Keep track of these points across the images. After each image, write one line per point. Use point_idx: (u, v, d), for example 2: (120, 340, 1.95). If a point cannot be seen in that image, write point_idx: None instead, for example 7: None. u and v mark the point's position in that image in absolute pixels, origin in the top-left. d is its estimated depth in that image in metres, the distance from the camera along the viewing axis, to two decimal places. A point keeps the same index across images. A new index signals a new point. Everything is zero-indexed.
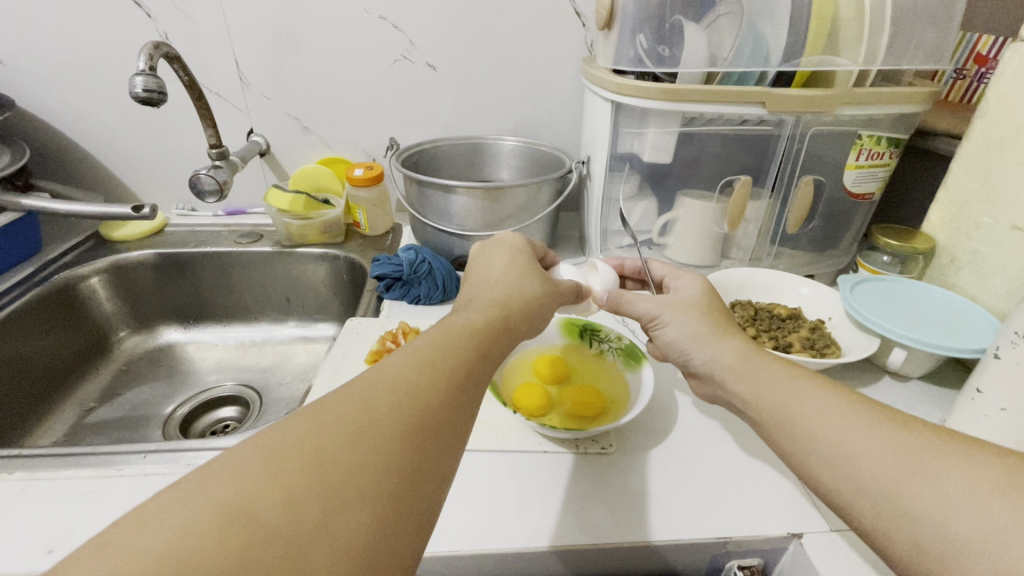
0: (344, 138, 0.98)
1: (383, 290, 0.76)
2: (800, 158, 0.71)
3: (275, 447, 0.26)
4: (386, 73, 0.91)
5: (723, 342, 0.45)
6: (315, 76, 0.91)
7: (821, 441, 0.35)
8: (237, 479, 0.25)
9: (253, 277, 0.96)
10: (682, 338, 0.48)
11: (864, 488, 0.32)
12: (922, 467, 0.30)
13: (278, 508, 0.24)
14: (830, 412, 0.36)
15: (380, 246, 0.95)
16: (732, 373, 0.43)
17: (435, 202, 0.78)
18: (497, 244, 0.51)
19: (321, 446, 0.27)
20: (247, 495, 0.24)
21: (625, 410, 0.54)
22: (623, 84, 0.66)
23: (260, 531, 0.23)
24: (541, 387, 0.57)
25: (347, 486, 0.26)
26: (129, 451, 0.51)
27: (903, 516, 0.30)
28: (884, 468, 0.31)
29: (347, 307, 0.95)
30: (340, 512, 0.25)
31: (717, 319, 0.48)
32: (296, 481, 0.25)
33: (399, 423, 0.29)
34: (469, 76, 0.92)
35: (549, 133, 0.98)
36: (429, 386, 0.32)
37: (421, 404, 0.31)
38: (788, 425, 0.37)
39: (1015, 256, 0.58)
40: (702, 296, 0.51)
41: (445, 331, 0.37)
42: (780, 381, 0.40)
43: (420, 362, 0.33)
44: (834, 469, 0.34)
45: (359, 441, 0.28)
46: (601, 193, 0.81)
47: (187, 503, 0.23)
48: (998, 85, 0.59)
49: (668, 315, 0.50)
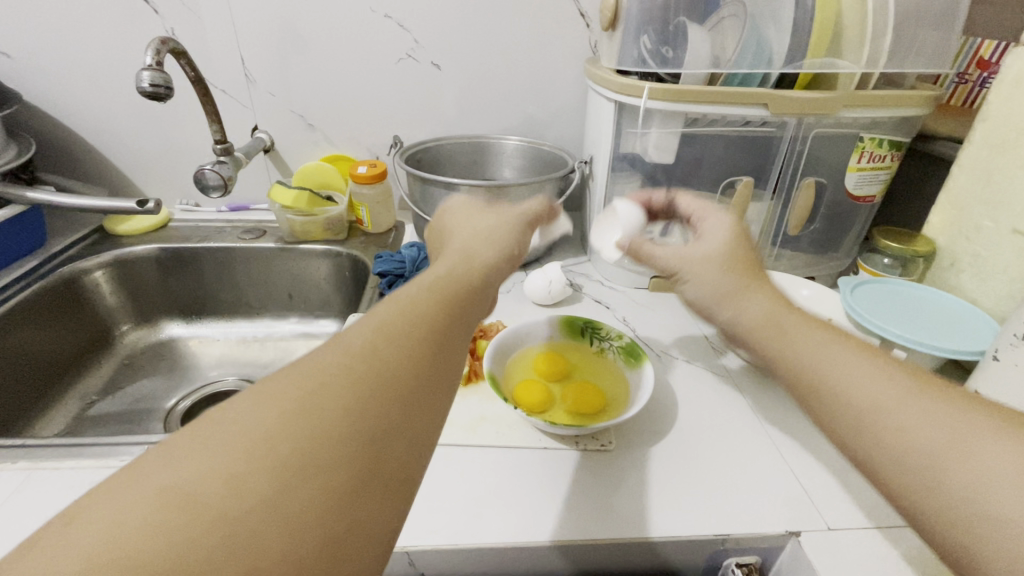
0: (348, 135, 0.98)
1: (385, 287, 0.77)
2: (802, 159, 0.71)
3: (218, 426, 0.24)
4: (391, 72, 0.92)
5: (747, 301, 0.44)
6: (320, 73, 0.92)
7: (852, 408, 0.34)
8: (174, 463, 0.22)
9: (255, 273, 0.96)
10: (706, 294, 0.47)
11: (896, 457, 0.31)
12: (960, 449, 0.29)
13: (220, 493, 0.22)
14: (864, 377, 0.34)
15: (383, 244, 0.95)
16: (760, 332, 0.42)
17: (438, 200, 0.78)
18: (450, 212, 0.50)
19: (270, 418, 0.24)
20: (186, 479, 0.22)
21: (625, 408, 0.54)
22: (626, 83, 0.66)
23: (205, 512, 0.21)
24: (542, 383, 0.57)
25: (301, 459, 0.23)
26: (131, 443, 0.52)
27: (941, 490, 0.28)
28: (919, 446, 0.30)
29: (348, 304, 0.96)
30: (296, 485, 0.23)
31: (746, 274, 0.46)
32: (244, 457, 0.23)
33: (359, 386, 0.27)
34: (474, 76, 0.92)
35: (552, 133, 0.98)
36: (393, 346, 0.29)
37: (383, 369, 0.28)
38: (818, 388, 0.36)
39: (1016, 260, 0.58)
40: (726, 245, 0.49)
41: (411, 292, 0.34)
42: (815, 342, 0.39)
43: (381, 327, 0.30)
44: (866, 435, 0.32)
45: (310, 412, 0.25)
46: (603, 193, 0.81)
47: (119, 494, 0.21)
48: (1000, 89, 0.59)
49: (687, 271, 0.49)
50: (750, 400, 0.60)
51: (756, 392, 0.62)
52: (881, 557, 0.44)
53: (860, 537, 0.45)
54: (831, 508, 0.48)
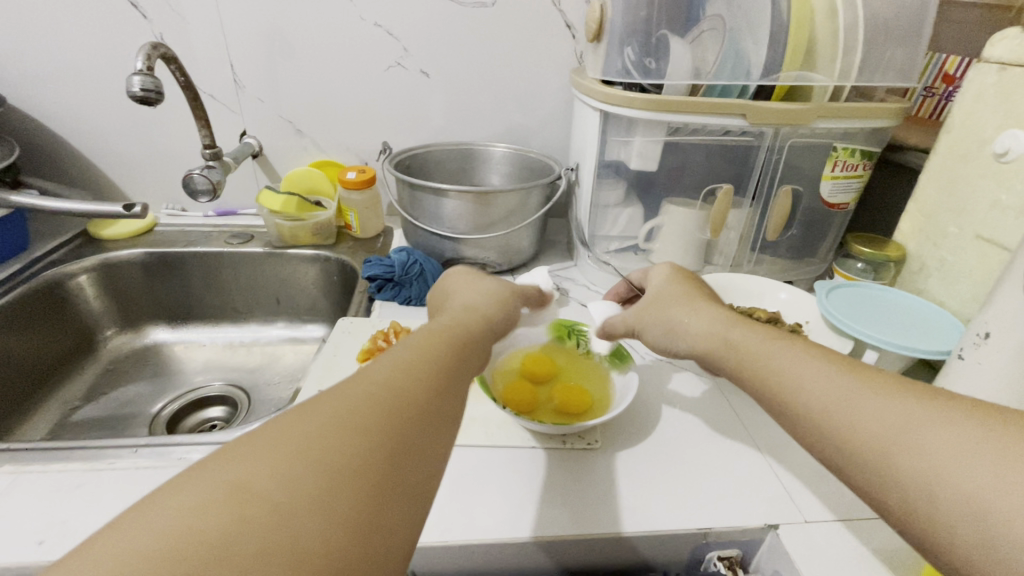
0: (337, 141, 0.99)
1: (374, 291, 0.77)
2: (779, 168, 0.73)
3: (268, 439, 0.28)
4: (380, 79, 0.93)
5: (692, 325, 0.51)
6: (309, 80, 0.93)
7: (812, 410, 0.37)
8: (234, 466, 0.27)
9: (243, 278, 0.96)
10: (660, 333, 0.53)
11: (856, 455, 0.33)
12: (912, 436, 0.31)
13: (275, 485, 0.26)
14: (827, 376, 0.37)
15: (371, 248, 0.96)
16: (714, 352, 0.48)
17: (427, 205, 0.79)
18: (451, 276, 0.56)
19: (314, 432, 0.29)
20: (246, 479, 0.26)
21: (611, 406, 0.55)
22: (612, 94, 0.69)
23: (260, 506, 0.25)
24: (530, 385, 0.58)
25: (336, 467, 0.28)
26: (120, 446, 0.52)
27: (893, 482, 0.31)
28: (876, 432, 0.33)
29: (336, 308, 0.96)
30: (336, 489, 0.27)
31: (692, 300, 0.53)
32: (294, 462, 0.27)
33: (384, 409, 0.32)
34: (462, 84, 0.94)
35: (538, 141, 1.00)
36: (413, 381, 0.35)
37: (406, 398, 0.33)
38: (783, 395, 0.39)
39: (979, 264, 0.61)
40: (667, 282, 0.57)
41: (422, 341, 0.40)
42: (773, 350, 0.42)
43: (400, 363, 0.36)
44: (827, 435, 0.35)
45: (349, 427, 0.30)
46: (588, 199, 0.83)
47: (189, 486, 0.25)
48: (962, 102, 0.62)
49: (641, 322, 0.56)
50: (730, 401, 0.62)
51: (736, 393, 0.64)
52: (854, 548, 0.46)
53: (832, 530, 0.47)
54: (806, 502, 0.50)
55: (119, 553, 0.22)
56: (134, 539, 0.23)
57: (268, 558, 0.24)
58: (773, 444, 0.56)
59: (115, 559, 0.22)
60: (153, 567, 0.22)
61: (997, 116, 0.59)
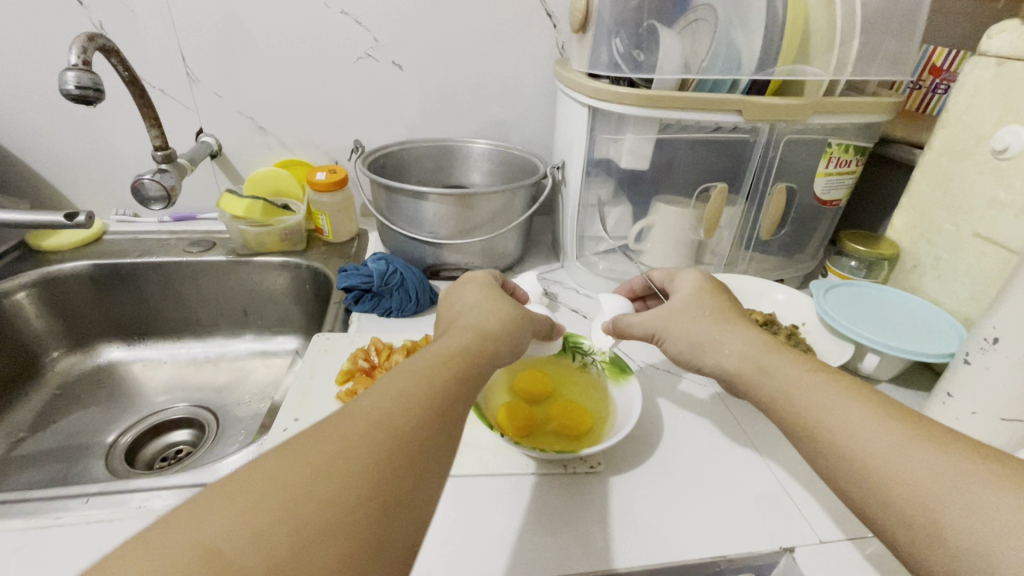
0: (304, 139, 0.92)
1: (352, 303, 0.72)
2: (775, 165, 0.71)
3: (246, 487, 0.25)
4: (349, 72, 0.87)
5: (725, 344, 0.47)
6: (271, 72, 0.85)
7: (850, 456, 0.34)
8: (203, 521, 0.23)
9: (205, 288, 0.89)
10: (687, 347, 0.50)
11: (899, 510, 0.30)
12: (969, 500, 0.28)
13: (244, 544, 0.23)
14: (869, 422, 0.34)
15: (345, 254, 0.90)
16: (746, 374, 0.44)
17: (405, 209, 0.74)
18: (458, 289, 0.52)
19: (295, 480, 0.26)
20: (213, 536, 0.23)
21: (612, 428, 0.52)
22: (602, 90, 0.65)
23: (227, 569, 0.22)
24: (526, 407, 0.54)
25: (318, 519, 0.25)
26: (68, 496, 0.46)
27: (943, 549, 0.28)
28: (923, 491, 0.30)
29: (310, 319, 0.90)
30: (315, 544, 0.24)
31: (723, 317, 0.49)
32: (270, 513, 0.24)
33: (378, 449, 0.28)
34: (437, 77, 0.89)
35: (519, 137, 0.96)
36: (413, 417, 0.31)
37: (406, 457, 0.29)
38: (815, 437, 0.36)
39: (976, 262, 0.60)
40: (698, 292, 0.53)
41: (418, 365, 0.36)
42: (808, 384, 0.39)
43: (401, 396, 0.32)
44: (867, 487, 0.32)
45: (335, 469, 0.27)
46: (576, 200, 0.79)
47: (148, 546, 0.22)
48: (958, 96, 0.61)
49: (666, 331, 0.52)
50: (733, 414, 0.60)
51: (737, 400, 0.62)
52: (872, 566, 0.44)
53: (846, 549, 0.45)
54: (818, 519, 0.48)
55: None
56: None
57: None
58: (779, 458, 0.54)
59: None
60: None
61: (995, 112, 0.58)
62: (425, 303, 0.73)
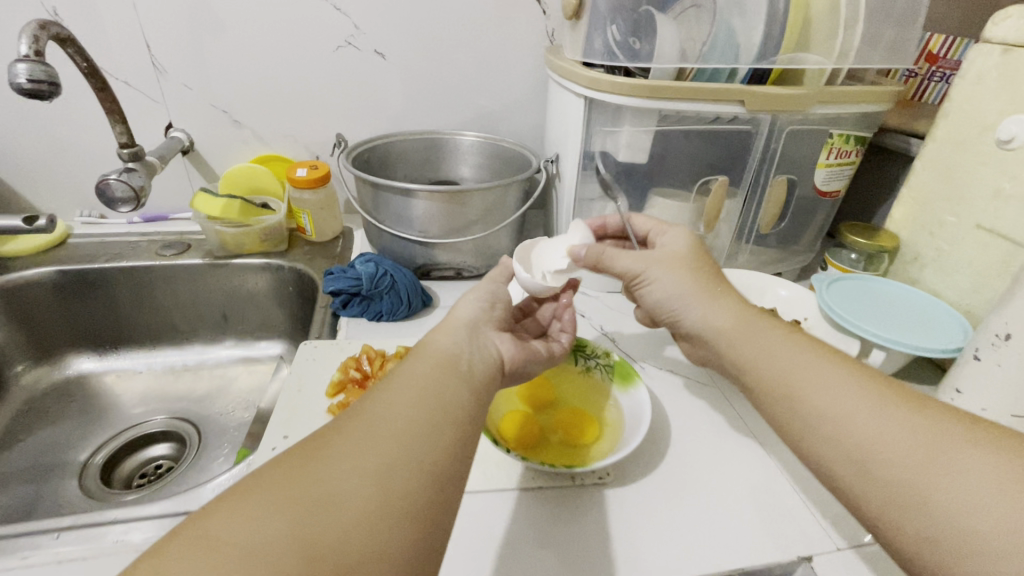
0: (282, 133, 0.87)
1: (340, 308, 0.68)
2: (777, 157, 0.69)
3: (275, 486, 0.28)
4: (329, 62, 0.82)
5: (711, 298, 0.48)
6: (245, 63, 0.80)
7: (831, 423, 0.37)
8: (237, 517, 0.27)
9: (180, 293, 0.84)
10: (669, 295, 0.50)
11: (876, 473, 0.34)
12: (943, 463, 0.32)
13: (277, 533, 0.26)
14: (848, 391, 0.37)
15: (330, 254, 0.86)
16: (731, 332, 0.46)
17: (393, 207, 0.70)
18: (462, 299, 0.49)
19: (319, 478, 0.29)
20: (243, 528, 0.26)
21: (621, 435, 0.50)
22: (598, 79, 0.62)
23: (263, 554, 0.25)
24: (530, 416, 0.52)
25: (342, 511, 0.28)
26: (36, 532, 0.42)
27: (918, 512, 0.31)
28: (902, 457, 0.33)
29: (294, 323, 0.86)
30: (340, 530, 0.27)
31: (707, 273, 0.50)
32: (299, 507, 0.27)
33: (394, 446, 0.31)
34: (422, 67, 0.84)
35: (509, 128, 0.92)
36: (425, 416, 0.34)
37: (408, 446, 0.32)
38: (795, 402, 0.39)
39: (979, 254, 0.60)
40: (689, 250, 0.53)
41: (423, 369, 0.38)
42: (786, 353, 0.42)
43: (414, 398, 0.35)
44: (846, 451, 0.35)
45: (352, 466, 0.30)
46: (571, 194, 0.77)
47: (194, 538, 0.26)
48: (961, 85, 0.60)
49: (652, 273, 0.51)
50: (740, 411, 0.58)
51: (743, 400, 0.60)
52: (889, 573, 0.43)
53: (863, 555, 0.44)
54: (832, 524, 0.47)
55: None
56: None
57: None
58: (790, 458, 0.52)
59: None
60: None
61: (1000, 100, 0.57)
62: (417, 306, 0.69)
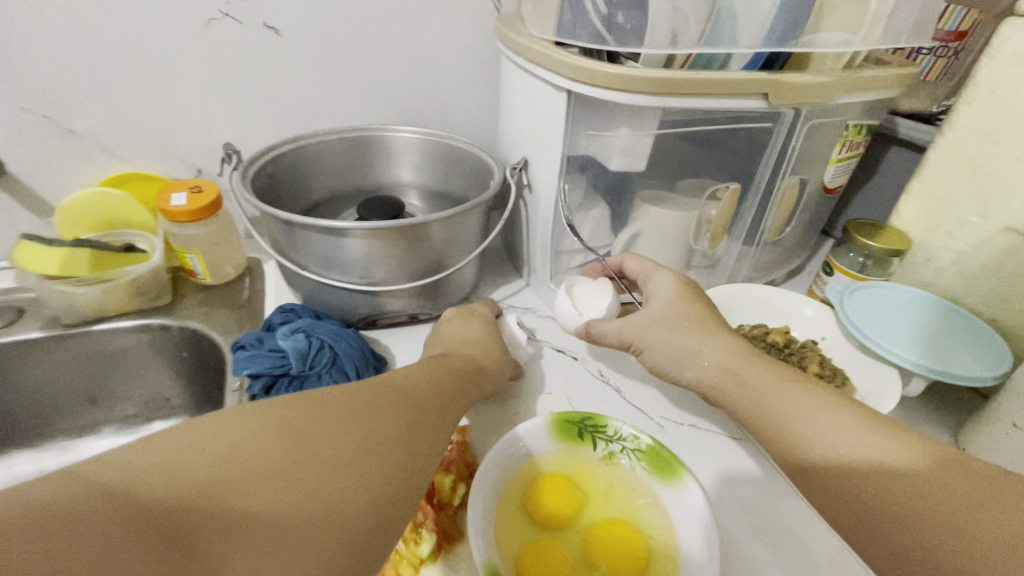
0: (142, 142, 0.63)
1: (262, 395, 0.49)
2: (793, 155, 0.58)
3: (324, 403, 0.32)
4: (196, 40, 0.59)
5: (704, 356, 0.46)
6: (63, 45, 0.55)
7: (779, 411, 0.40)
8: (291, 413, 0.30)
9: (17, 380, 0.60)
10: (663, 360, 0.48)
11: (803, 437, 0.38)
12: (860, 434, 0.36)
13: (318, 437, 0.30)
14: (782, 376, 0.42)
15: (236, 302, 0.65)
16: (724, 389, 0.45)
17: (318, 249, 0.52)
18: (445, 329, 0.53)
19: (356, 408, 0.33)
20: (298, 424, 0.30)
21: (676, 559, 0.39)
22: (591, 70, 0.47)
23: (309, 450, 0.29)
24: (556, 548, 0.40)
25: (371, 438, 0.31)
26: None
27: (839, 485, 0.35)
28: (824, 427, 0.37)
29: (196, 396, 0.67)
30: (365, 457, 0.30)
31: (701, 325, 0.47)
32: (338, 421, 0.31)
33: (415, 408, 0.36)
34: (333, 43, 0.64)
35: (451, 119, 0.74)
36: (440, 400, 0.39)
37: (423, 416, 0.36)
38: (727, 386, 0.44)
39: (1009, 259, 0.54)
40: (677, 299, 0.49)
41: (435, 368, 0.43)
42: (772, 383, 0.42)
43: (432, 384, 0.40)
44: (789, 432, 0.39)
45: (384, 411, 0.34)
46: (545, 208, 0.62)
47: (254, 419, 0.29)
48: (992, 67, 0.52)
49: (643, 341, 0.48)
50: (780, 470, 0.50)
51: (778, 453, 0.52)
52: None
53: None
54: None
55: (184, 452, 0.26)
56: (198, 445, 0.26)
57: (300, 491, 0.27)
58: None
59: (178, 460, 0.25)
60: (205, 471, 0.25)
61: None
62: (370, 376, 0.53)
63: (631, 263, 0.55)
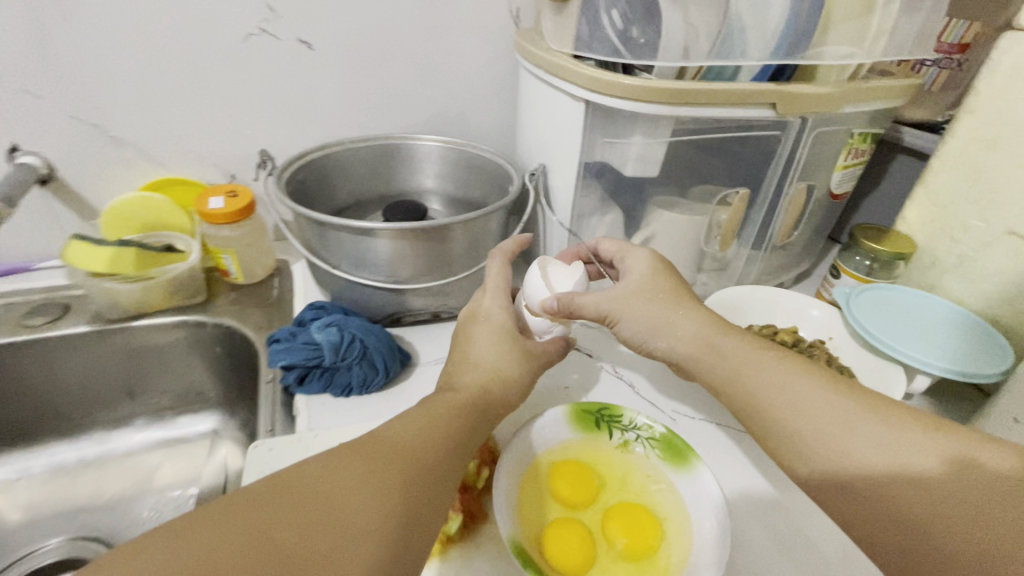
0: (181, 149, 0.67)
1: (296, 384, 0.53)
2: (799, 162, 0.61)
3: (294, 492, 0.29)
4: (236, 54, 0.63)
5: (681, 327, 0.47)
6: (114, 59, 0.60)
7: (764, 391, 0.41)
8: (258, 509, 0.27)
9: (61, 372, 0.64)
10: (639, 330, 0.48)
11: (801, 427, 0.38)
12: (851, 422, 0.36)
13: (289, 532, 0.27)
14: (767, 360, 0.42)
15: (267, 300, 0.69)
16: (698, 359, 0.46)
17: (348, 248, 0.55)
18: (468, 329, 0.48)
19: (332, 489, 0.29)
20: (267, 523, 0.27)
21: (685, 540, 0.41)
22: (606, 81, 0.50)
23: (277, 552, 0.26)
24: (575, 525, 0.42)
25: (349, 522, 0.28)
26: None
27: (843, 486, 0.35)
28: (821, 420, 0.37)
29: (227, 389, 0.70)
30: (348, 545, 0.27)
31: (677, 298, 0.48)
32: (309, 512, 0.28)
33: (405, 470, 0.32)
34: (361, 57, 0.67)
35: (470, 128, 0.77)
36: (438, 454, 0.35)
37: (412, 480, 0.32)
38: (704, 362, 0.45)
39: (1010, 261, 0.56)
40: (652, 273, 0.50)
41: (434, 404, 0.39)
42: (749, 355, 0.43)
43: (425, 430, 0.36)
44: (780, 413, 0.39)
45: (367, 479, 0.30)
46: (562, 212, 0.65)
47: (215, 524, 0.26)
48: (991, 78, 0.54)
49: (619, 311, 0.48)
50: None
51: None
52: None
53: None
54: None
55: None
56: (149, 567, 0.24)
57: None
58: None
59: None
60: None
61: None
62: (396, 369, 0.56)
63: (607, 244, 0.56)
